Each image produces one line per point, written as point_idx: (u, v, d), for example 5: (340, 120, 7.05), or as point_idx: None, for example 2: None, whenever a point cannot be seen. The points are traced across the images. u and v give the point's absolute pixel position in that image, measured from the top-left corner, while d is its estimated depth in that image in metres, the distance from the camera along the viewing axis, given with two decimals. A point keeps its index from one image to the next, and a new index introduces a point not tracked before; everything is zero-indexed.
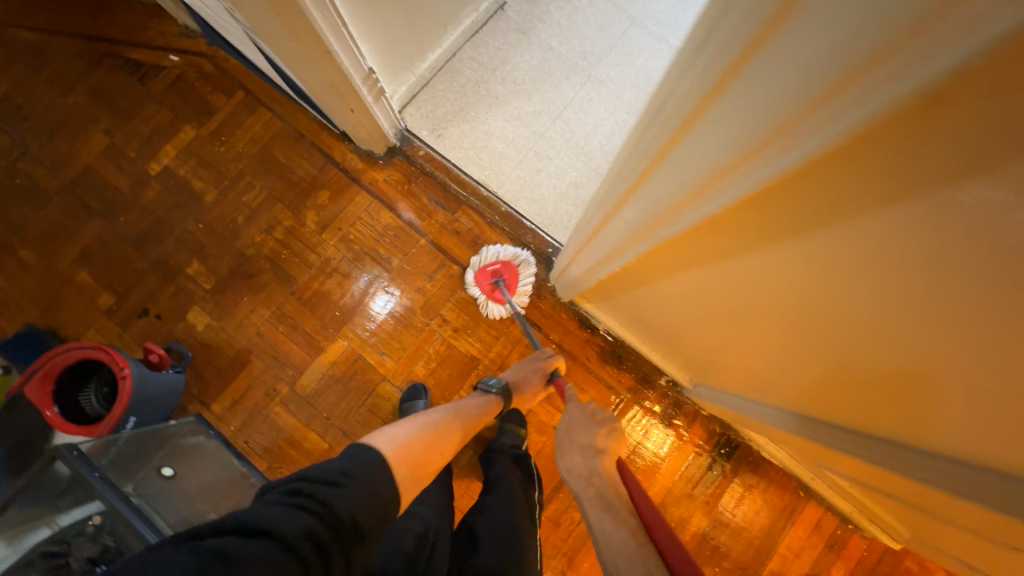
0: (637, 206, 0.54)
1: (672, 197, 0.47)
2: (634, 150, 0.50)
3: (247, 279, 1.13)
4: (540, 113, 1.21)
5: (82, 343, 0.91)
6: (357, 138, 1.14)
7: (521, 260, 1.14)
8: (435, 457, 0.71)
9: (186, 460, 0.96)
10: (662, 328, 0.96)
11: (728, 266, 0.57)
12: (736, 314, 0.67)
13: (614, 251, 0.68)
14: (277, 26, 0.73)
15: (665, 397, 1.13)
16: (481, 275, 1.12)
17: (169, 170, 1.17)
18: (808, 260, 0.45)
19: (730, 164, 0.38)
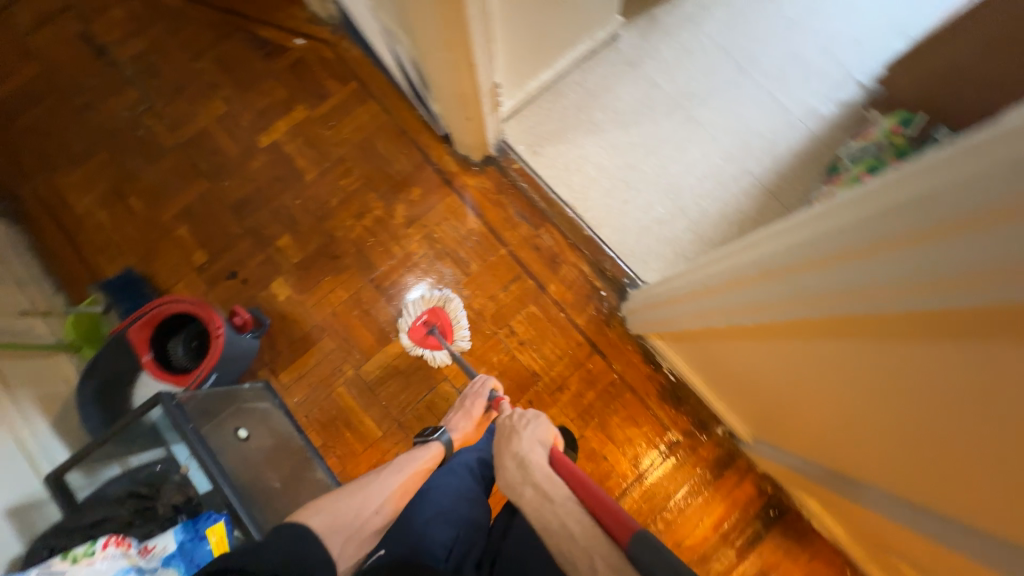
0: (777, 288, 0.61)
1: (822, 295, 0.53)
2: (789, 245, 0.56)
3: (331, 259, 1.18)
4: (635, 145, 1.23)
5: (185, 297, 0.97)
6: (459, 143, 1.18)
7: (446, 300, 1.15)
8: (374, 518, 0.75)
9: (257, 423, 0.99)
10: (730, 379, 0.97)
11: (847, 350, 0.60)
12: (828, 389, 0.68)
13: (729, 311, 0.74)
14: (434, 32, 0.77)
15: (719, 447, 1.12)
16: (414, 331, 1.13)
17: (277, 145, 1.23)
18: (910, 362, 0.51)
19: (896, 291, 0.44)
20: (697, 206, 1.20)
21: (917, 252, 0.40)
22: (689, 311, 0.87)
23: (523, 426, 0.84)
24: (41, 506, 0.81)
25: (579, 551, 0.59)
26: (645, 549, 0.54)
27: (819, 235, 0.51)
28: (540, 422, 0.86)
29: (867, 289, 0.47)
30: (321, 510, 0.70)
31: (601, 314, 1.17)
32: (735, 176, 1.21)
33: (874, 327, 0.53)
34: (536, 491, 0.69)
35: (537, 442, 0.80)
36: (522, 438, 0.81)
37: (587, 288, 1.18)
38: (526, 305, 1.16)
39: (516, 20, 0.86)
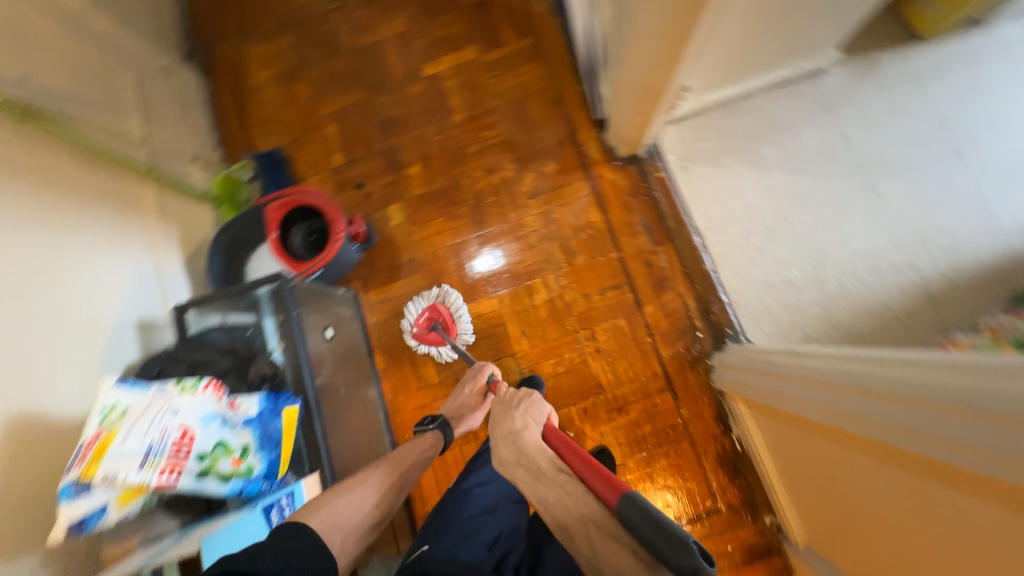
0: (848, 404, 0.64)
1: (883, 426, 0.57)
2: (923, 376, 0.52)
3: (450, 203, 1.20)
4: (795, 194, 1.11)
5: (322, 194, 1.04)
6: (612, 132, 1.13)
7: (444, 296, 1.13)
8: (373, 511, 0.75)
9: (342, 329, 1.06)
10: (798, 473, 0.87)
11: (951, 511, 0.51)
12: (912, 534, 0.58)
13: (799, 405, 0.77)
14: (653, 18, 0.72)
15: (759, 536, 1.02)
16: (418, 331, 1.11)
17: (438, 78, 1.26)
18: (941, 517, 0.52)
19: (945, 449, 0.48)
20: (838, 283, 1.06)
21: (977, 425, 0.44)
22: (758, 388, 0.89)
23: (512, 404, 0.77)
24: (159, 331, 0.93)
25: (576, 524, 0.55)
26: (633, 510, 0.50)
27: (911, 379, 0.54)
28: (533, 399, 0.79)
29: (923, 435, 0.50)
30: (320, 507, 0.69)
31: (689, 354, 1.10)
32: (895, 265, 1.05)
33: (917, 474, 0.55)
34: (528, 469, 0.63)
35: (528, 416, 0.74)
36: (513, 414, 0.74)
37: (684, 323, 1.11)
38: (615, 316, 1.12)
39: (739, 24, 0.79)
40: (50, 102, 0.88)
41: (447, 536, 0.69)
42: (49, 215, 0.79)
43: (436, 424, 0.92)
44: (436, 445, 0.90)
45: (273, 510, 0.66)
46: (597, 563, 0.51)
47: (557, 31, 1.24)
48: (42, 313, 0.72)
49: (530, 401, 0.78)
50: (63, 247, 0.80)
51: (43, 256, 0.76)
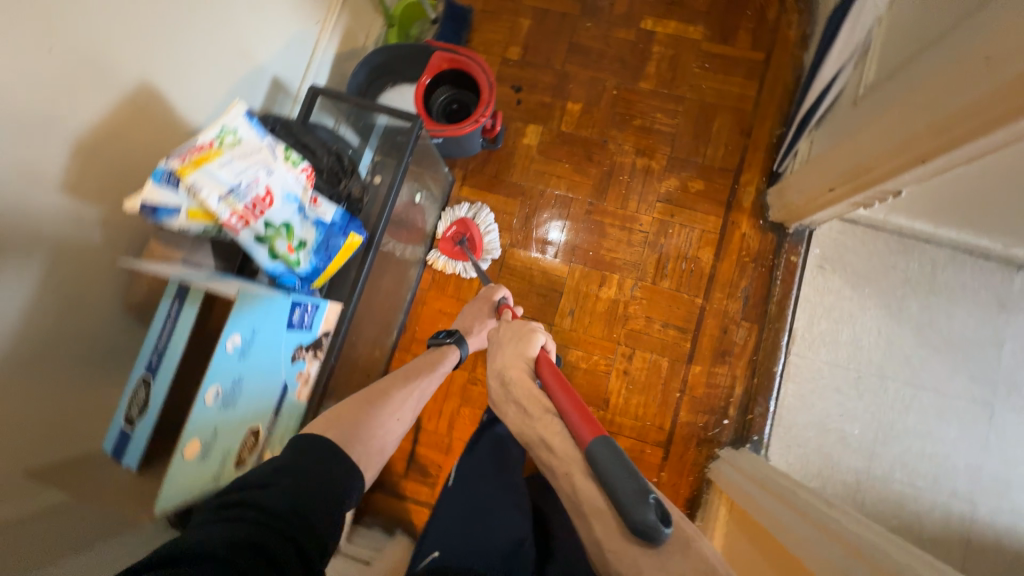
0: (830, 554, 0.61)
1: None
2: None
3: (586, 156, 1.15)
4: (907, 362, 1.01)
5: (490, 73, 0.99)
6: (779, 191, 1.03)
7: (476, 214, 1.13)
8: (394, 428, 0.74)
9: (425, 201, 1.05)
10: None
11: None
12: None
13: (776, 528, 0.73)
14: (941, 103, 0.62)
15: None
16: (445, 243, 1.13)
17: (651, 36, 1.17)
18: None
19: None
20: (886, 468, 0.97)
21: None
22: (747, 495, 0.85)
23: (502, 341, 0.79)
24: (285, 100, 0.94)
25: (559, 462, 0.59)
26: (603, 451, 0.54)
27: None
28: (530, 334, 0.78)
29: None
30: (340, 423, 0.66)
31: (703, 431, 1.05)
32: (955, 491, 0.94)
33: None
34: (521, 409, 0.68)
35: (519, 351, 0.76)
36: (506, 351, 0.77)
37: (719, 402, 1.05)
38: (661, 354, 1.07)
39: (1003, 167, 0.69)
40: None
41: (456, 544, 0.65)
42: None
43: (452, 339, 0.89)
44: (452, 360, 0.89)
45: (297, 309, 0.67)
46: (575, 498, 0.56)
47: (792, 64, 1.13)
48: (214, 16, 0.73)
49: (520, 337, 0.78)
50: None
51: None
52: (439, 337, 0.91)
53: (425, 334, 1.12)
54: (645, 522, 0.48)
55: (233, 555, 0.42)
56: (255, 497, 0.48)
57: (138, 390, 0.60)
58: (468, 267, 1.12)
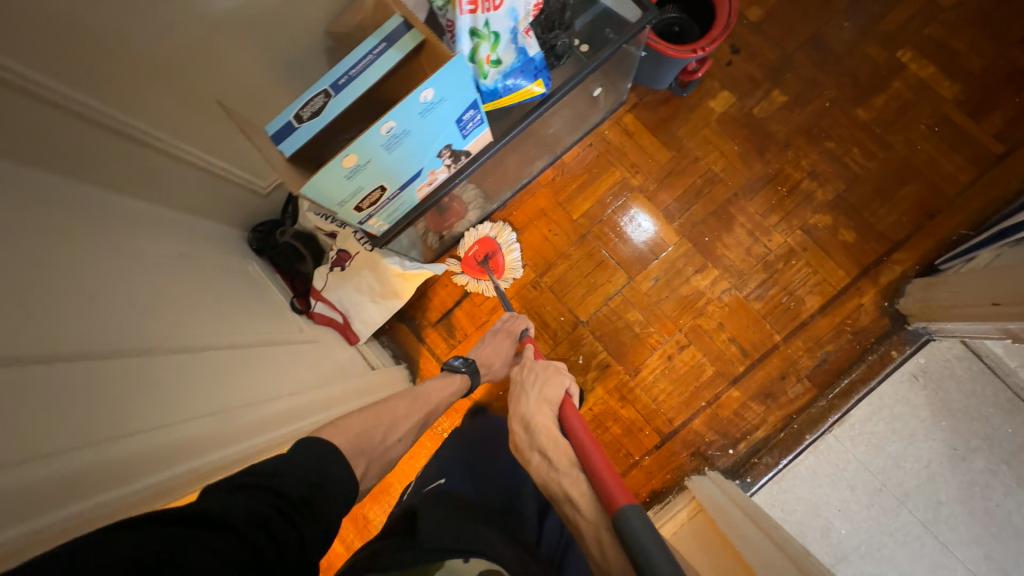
0: None
1: None
2: None
3: (757, 149, 1.08)
4: (936, 506, 0.96)
5: (733, 12, 0.92)
6: (928, 285, 0.96)
7: (501, 235, 1.13)
8: (395, 447, 0.72)
9: (597, 98, 1.04)
10: None
11: None
12: None
13: (754, 557, 0.72)
14: None
15: None
16: (467, 262, 1.13)
17: (900, 69, 1.06)
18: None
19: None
20: None
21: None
22: (724, 513, 0.86)
23: (527, 383, 0.76)
24: None
25: (588, 526, 0.56)
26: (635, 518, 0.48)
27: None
28: (548, 378, 0.76)
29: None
30: (349, 428, 0.64)
31: (704, 447, 1.05)
32: None
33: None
34: (542, 459, 0.65)
35: (541, 397, 0.73)
36: (526, 398, 0.73)
37: (734, 433, 1.04)
38: (711, 363, 1.06)
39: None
40: None
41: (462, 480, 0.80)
42: None
43: (464, 365, 0.89)
44: (461, 389, 0.89)
45: (470, 111, 0.67)
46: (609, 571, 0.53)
47: None
48: None
49: (537, 387, 0.75)
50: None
51: None
52: (457, 363, 0.91)
53: (518, 221, 1.14)
54: None
55: (247, 535, 0.41)
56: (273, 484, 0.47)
57: (315, 97, 0.64)
58: (488, 286, 1.11)
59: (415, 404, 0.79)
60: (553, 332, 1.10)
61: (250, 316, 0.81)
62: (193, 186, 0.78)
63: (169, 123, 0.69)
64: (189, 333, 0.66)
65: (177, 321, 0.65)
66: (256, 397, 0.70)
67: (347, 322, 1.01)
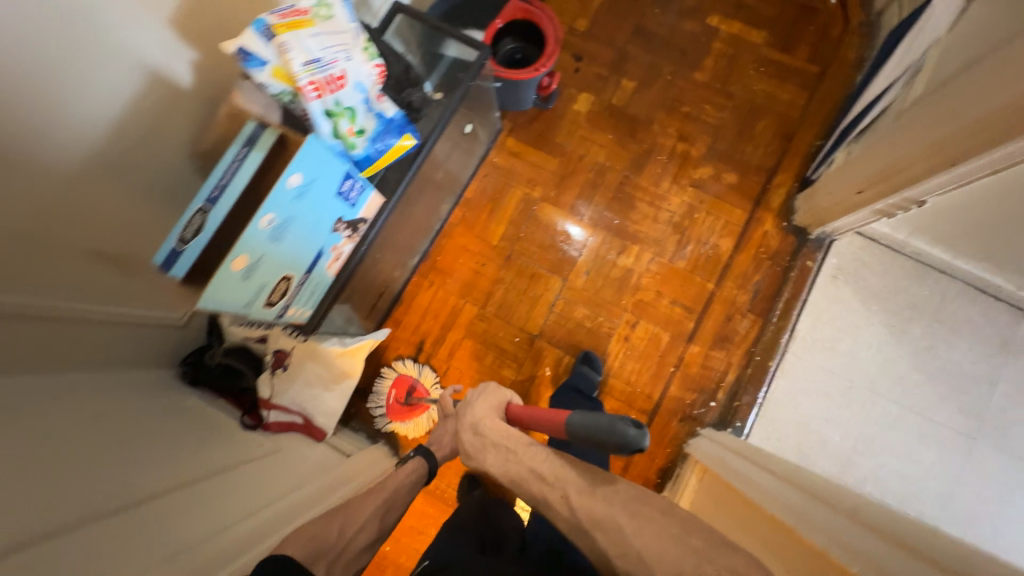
0: (790, 497, 0.64)
1: (815, 527, 0.56)
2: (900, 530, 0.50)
3: (628, 132, 1.19)
4: (900, 384, 1.02)
5: (558, 30, 1.04)
6: (809, 197, 1.07)
7: (411, 369, 1.13)
8: (359, 537, 0.66)
9: (472, 134, 1.11)
10: None
11: None
12: None
13: (747, 487, 0.74)
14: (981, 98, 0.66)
15: None
16: (395, 409, 1.10)
17: (715, 32, 1.22)
18: None
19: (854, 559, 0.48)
20: (859, 479, 0.99)
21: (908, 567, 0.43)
22: (726, 462, 0.87)
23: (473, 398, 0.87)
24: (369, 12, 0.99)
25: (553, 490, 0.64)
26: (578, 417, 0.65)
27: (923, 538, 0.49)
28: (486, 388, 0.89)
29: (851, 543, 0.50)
30: (299, 536, 0.60)
31: (689, 409, 1.07)
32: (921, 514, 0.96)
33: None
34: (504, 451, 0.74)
35: (486, 403, 0.85)
36: (476, 405, 0.84)
37: (709, 386, 1.08)
38: (664, 329, 1.11)
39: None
40: None
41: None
42: None
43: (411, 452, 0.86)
44: (418, 469, 0.83)
45: (347, 181, 0.71)
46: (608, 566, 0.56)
47: (843, 83, 1.17)
48: None
49: (481, 393, 0.87)
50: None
51: None
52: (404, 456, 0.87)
53: (444, 265, 1.18)
54: (629, 439, 0.58)
55: None
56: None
57: (194, 217, 0.65)
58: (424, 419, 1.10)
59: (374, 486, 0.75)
60: (514, 356, 1.13)
61: (187, 449, 0.75)
62: (106, 338, 0.75)
63: (66, 287, 0.66)
64: (112, 491, 0.60)
65: (92, 486, 0.58)
66: (205, 534, 0.62)
67: (307, 420, 0.99)
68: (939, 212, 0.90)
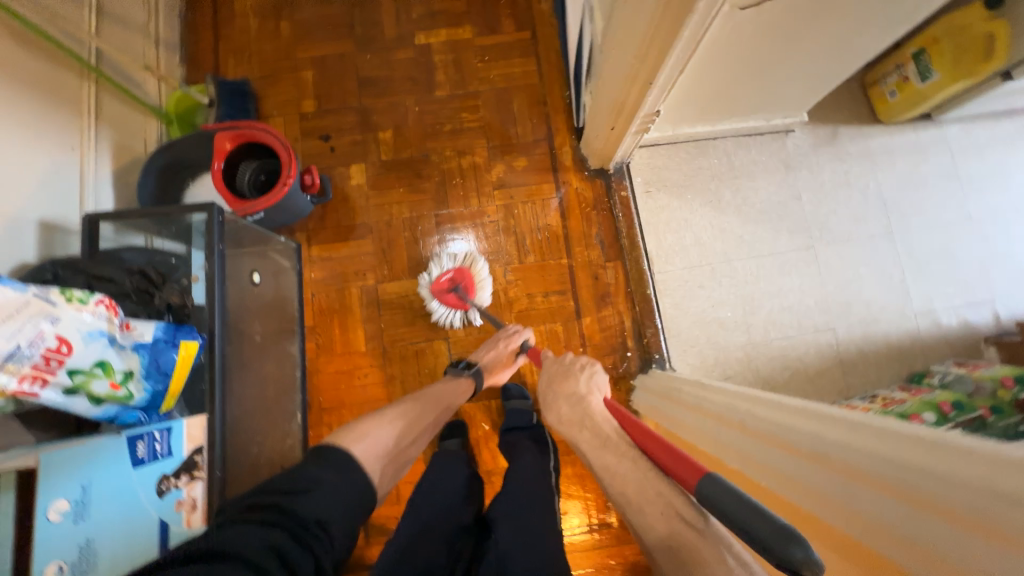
0: (705, 425, 0.71)
1: (729, 449, 0.63)
2: (771, 416, 0.60)
3: (414, 175, 1.18)
4: (743, 242, 1.14)
5: (279, 135, 0.97)
6: (587, 143, 1.14)
7: (470, 261, 1.09)
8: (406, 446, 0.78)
9: (272, 275, 1.01)
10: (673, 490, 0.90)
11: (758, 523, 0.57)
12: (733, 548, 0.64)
13: (676, 427, 0.81)
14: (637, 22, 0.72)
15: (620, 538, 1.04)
16: (441, 289, 1.07)
17: (428, 49, 1.23)
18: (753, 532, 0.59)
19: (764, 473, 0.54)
20: (763, 332, 1.10)
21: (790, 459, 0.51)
22: (656, 407, 0.94)
23: (573, 369, 0.82)
24: (68, 236, 0.85)
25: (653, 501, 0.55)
26: (714, 489, 0.46)
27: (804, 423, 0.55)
28: (593, 369, 0.83)
29: (782, 476, 0.51)
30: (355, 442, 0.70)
31: (615, 371, 1.12)
32: (817, 327, 1.10)
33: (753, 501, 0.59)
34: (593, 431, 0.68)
35: (592, 383, 0.79)
36: (576, 379, 0.80)
37: (618, 341, 1.13)
38: (554, 321, 1.13)
39: (718, 57, 0.81)
40: None
41: None
42: None
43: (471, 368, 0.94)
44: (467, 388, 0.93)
45: (140, 442, 0.64)
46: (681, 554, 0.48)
47: (553, 33, 1.25)
48: None
49: (586, 372, 0.82)
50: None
51: None
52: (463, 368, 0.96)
53: (332, 401, 1.09)
54: (799, 563, 0.38)
55: None
56: (295, 505, 0.54)
57: None
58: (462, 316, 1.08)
59: (437, 404, 0.86)
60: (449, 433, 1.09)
61: None
62: None
63: None
64: None
65: None
66: None
67: None
68: (678, 105, 1.01)
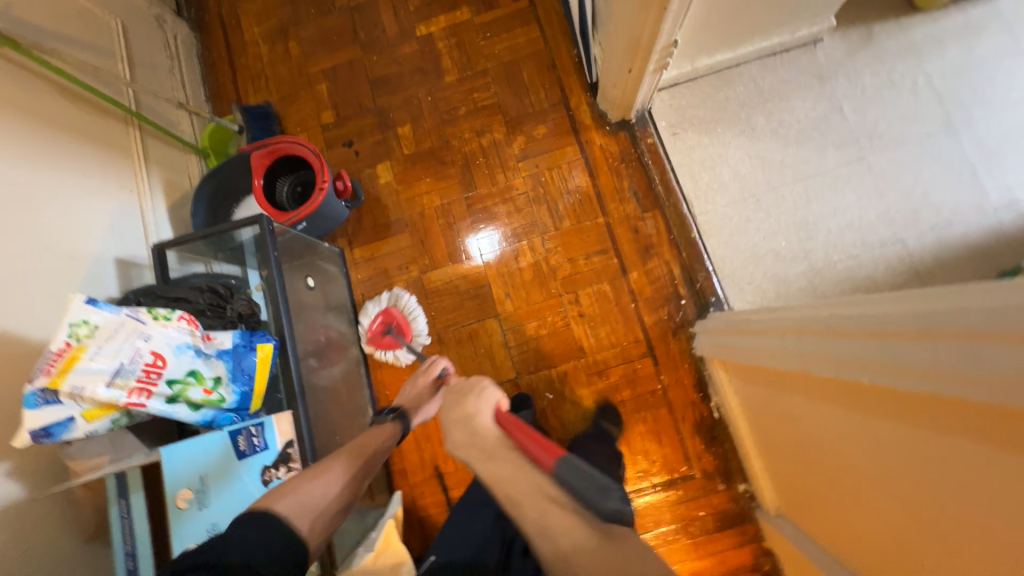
0: (783, 343, 0.68)
1: (813, 359, 0.61)
2: (847, 313, 0.57)
3: (437, 163, 1.19)
4: (786, 166, 1.08)
5: (308, 143, 1.00)
6: (603, 96, 1.12)
7: (395, 298, 1.13)
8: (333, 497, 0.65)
9: (323, 280, 1.06)
10: (760, 422, 0.87)
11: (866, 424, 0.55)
12: (843, 458, 0.61)
13: (751, 355, 0.79)
14: None
15: (702, 488, 1.03)
16: (373, 333, 1.10)
17: (431, 38, 1.24)
18: (859, 436, 0.57)
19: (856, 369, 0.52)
20: (825, 255, 1.04)
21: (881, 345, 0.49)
22: (723, 344, 0.91)
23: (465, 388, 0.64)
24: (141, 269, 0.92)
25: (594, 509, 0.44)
26: (569, 468, 0.49)
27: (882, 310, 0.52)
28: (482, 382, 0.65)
29: (885, 364, 0.48)
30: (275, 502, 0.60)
31: (672, 321, 1.09)
32: (883, 240, 1.02)
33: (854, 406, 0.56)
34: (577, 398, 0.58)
35: (482, 397, 0.62)
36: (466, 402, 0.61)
37: (669, 290, 1.10)
38: (600, 281, 1.12)
39: None
40: (51, 44, 0.88)
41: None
42: (54, 161, 0.80)
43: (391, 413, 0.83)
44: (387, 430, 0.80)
45: (240, 436, 0.69)
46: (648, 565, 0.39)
47: None
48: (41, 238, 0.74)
49: (474, 389, 0.64)
50: (29, 168, 0.75)
51: (43, 193, 0.77)
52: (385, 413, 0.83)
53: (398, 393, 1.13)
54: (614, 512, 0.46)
55: None
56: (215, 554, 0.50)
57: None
58: (400, 353, 1.09)
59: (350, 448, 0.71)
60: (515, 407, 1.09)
61: None
62: None
63: None
64: None
65: None
66: None
67: None
68: (692, 36, 0.97)
